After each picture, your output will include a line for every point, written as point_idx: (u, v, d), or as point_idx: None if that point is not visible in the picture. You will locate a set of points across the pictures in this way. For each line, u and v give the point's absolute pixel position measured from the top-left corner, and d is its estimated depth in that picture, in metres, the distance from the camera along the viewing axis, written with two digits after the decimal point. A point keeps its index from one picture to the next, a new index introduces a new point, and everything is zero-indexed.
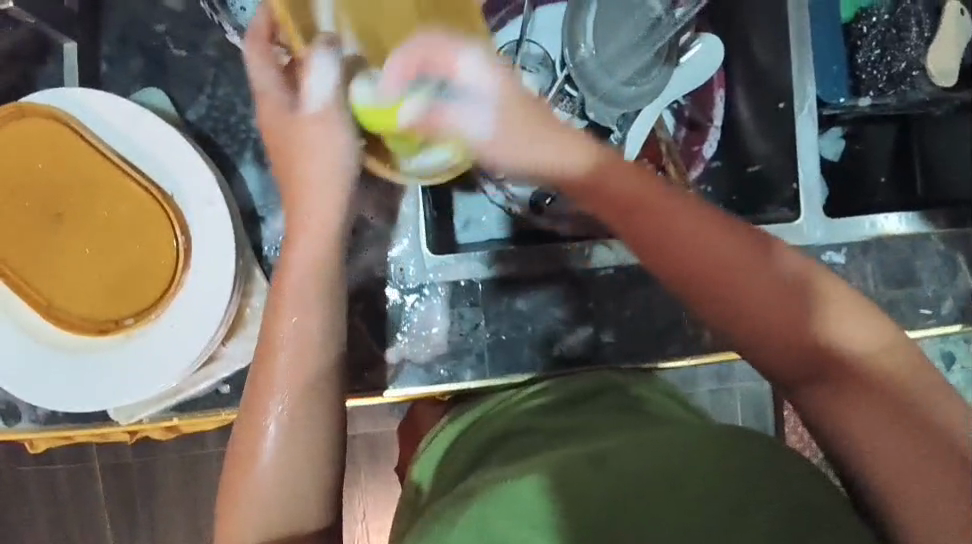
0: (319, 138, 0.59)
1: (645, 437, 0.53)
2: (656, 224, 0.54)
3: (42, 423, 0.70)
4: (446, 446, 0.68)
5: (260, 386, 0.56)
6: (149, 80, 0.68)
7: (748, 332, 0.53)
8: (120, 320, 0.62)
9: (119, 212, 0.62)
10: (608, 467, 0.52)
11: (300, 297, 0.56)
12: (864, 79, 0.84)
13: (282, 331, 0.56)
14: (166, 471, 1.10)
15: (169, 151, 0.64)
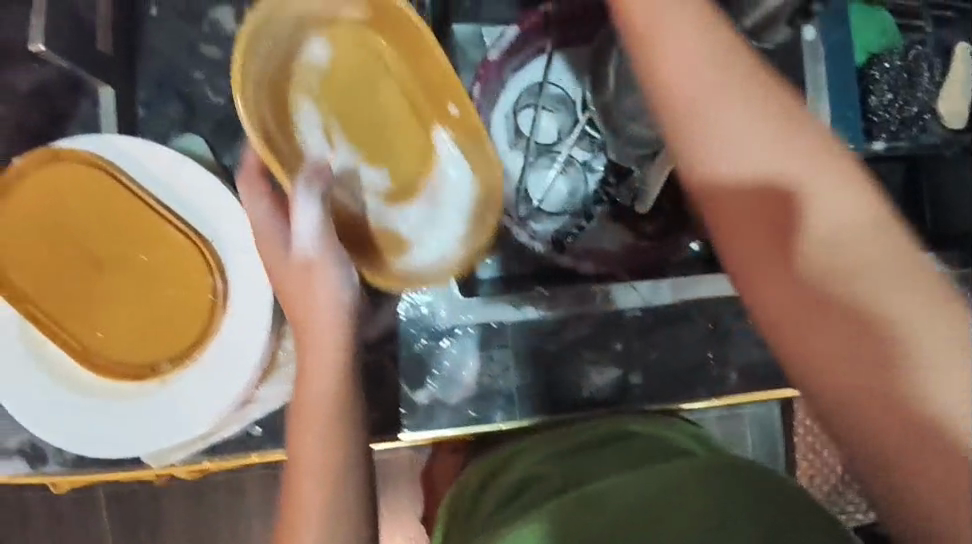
0: (315, 282, 0.55)
1: (647, 474, 0.57)
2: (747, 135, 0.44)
3: (71, 467, 0.70)
4: (473, 493, 0.68)
5: (294, 484, 0.52)
6: (188, 124, 0.68)
7: (831, 355, 0.40)
8: (157, 366, 0.62)
9: (156, 259, 0.63)
10: (597, 508, 0.55)
11: (318, 419, 0.53)
12: (877, 122, 0.87)
13: (306, 447, 0.52)
14: (173, 507, 1.08)
15: (205, 198, 0.64)
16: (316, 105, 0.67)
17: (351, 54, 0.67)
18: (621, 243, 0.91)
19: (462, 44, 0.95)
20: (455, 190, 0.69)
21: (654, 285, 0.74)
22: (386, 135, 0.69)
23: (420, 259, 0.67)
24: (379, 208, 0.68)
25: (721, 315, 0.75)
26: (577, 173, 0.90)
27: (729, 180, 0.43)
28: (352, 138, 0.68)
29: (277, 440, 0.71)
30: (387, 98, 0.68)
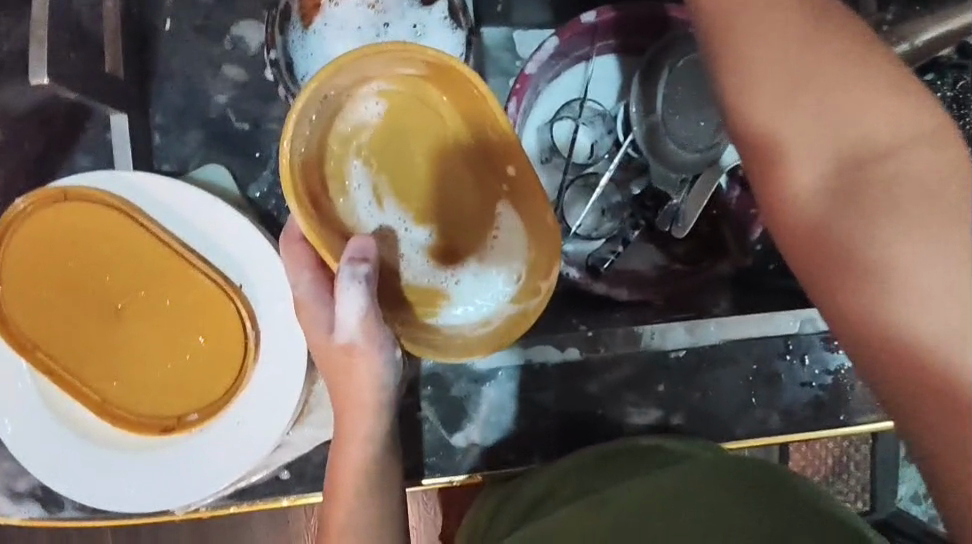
0: (359, 363, 0.56)
1: (663, 483, 0.64)
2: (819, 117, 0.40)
3: (87, 511, 0.66)
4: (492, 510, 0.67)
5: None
6: (211, 156, 0.66)
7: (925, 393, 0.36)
8: (184, 417, 0.59)
9: (184, 303, 0.59)
10: (608, 508, 0.63)
11: (359, 482, 0.59)
12: None
13: (344, 519, 0.58)
14: (174, 530, 1.04)
15: (232, 237, 0.60)
16: (366, 164, 0.65)
17: (406, 113, 0.64)
18: (652, 264, 0.88)
19: (489, 49, 0.88)
20: (502, 250, 0.64)
21: (698, 326, 0.72)
22: (434, 193, 0.66)
23: (450, 320, 0.63)
24: (424, 269, 0.65)
25: (765, 356, 0.73)
26: (615, 193, 0.86)
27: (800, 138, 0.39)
28: (399, 197, 0.66)
29: (308, 485, 0.67)
30: (439, 155, 0.65)
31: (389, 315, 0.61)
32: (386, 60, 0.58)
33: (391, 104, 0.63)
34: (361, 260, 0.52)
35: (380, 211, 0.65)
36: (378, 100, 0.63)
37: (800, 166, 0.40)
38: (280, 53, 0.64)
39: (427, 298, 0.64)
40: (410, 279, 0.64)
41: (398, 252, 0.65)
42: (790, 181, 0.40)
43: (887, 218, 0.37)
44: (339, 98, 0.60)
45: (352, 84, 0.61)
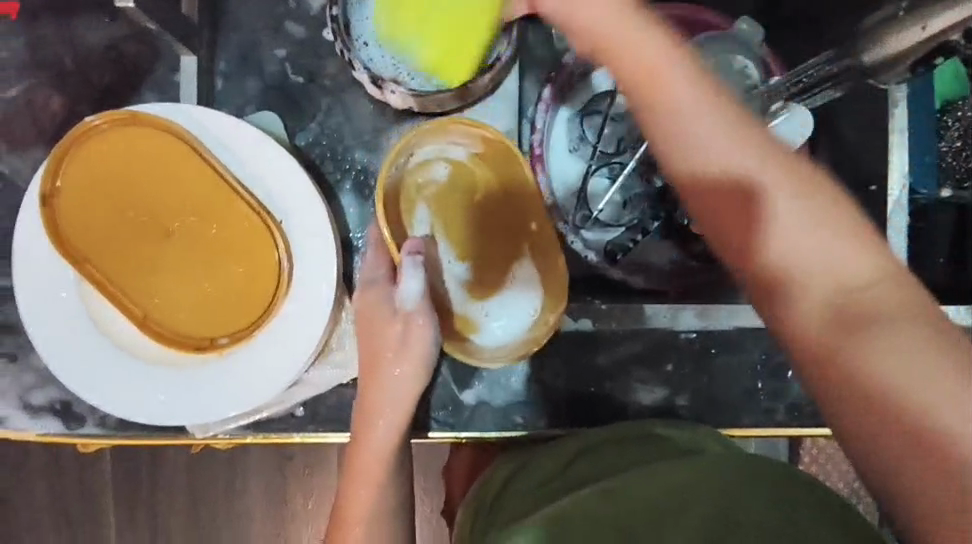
0: (410, 337, 0.58)
1: (681, 483, 0.59)
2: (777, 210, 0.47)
3: (109, 430, 0.68)
4: (502, 481, 0.69)
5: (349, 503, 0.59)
6: (265, 104, 0.70)
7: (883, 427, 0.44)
8: (215, 338, 0.62)
9: (227, 230, 0.62)
10: (616, 501, 0.59)
11: (378, 458, 0.58)
12: (945, 167, 0.85)
13: (362, 492, 0.58)
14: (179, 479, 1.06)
15: (279, 176, 0.64)
16: (429, 212, 0.69)
17: (467, 178, 0.70)
18: (668, 259, 0.90)
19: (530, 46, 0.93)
20: (521, 293, 0.69)
21: (711, 311, 0.74)
22: (482, 244, 0.70)
23: (486, 345, 0.69)
24: (460, 300, 0.69)
25: (775, 347, 0.75)
26: (636, 185, 0.89)
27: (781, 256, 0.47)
28: (449, 242, 0.69)
29: (321, 423, 0.69)
30: (484, 211, 0.70)
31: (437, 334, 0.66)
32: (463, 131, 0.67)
33: (455, 170, 0.70)
34: (416, 253, 0.57)
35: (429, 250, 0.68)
36: (447, 164, 0.69)
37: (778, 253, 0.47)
38: (341, 11, 0.68)
39: (461, 325, 0.69)
40: (450, 307, 0.68)
41: (441, 282, 0.68)
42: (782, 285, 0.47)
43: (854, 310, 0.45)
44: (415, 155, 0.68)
45: (428, 146, 0.68)
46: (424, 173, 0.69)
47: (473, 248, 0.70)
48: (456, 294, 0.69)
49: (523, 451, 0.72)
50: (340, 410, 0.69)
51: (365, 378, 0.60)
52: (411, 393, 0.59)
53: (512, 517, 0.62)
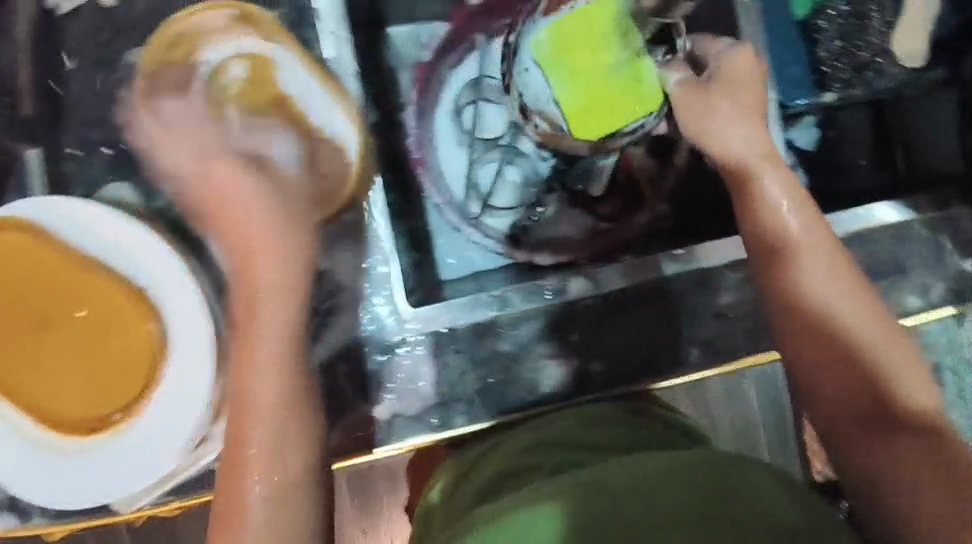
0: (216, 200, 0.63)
1: (660, 469, 0.54)
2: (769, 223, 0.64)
3: (53, 518, 0.70)
4: (458, 472, 0.70)
5: (242, 489, 0.58)
6: (116, 173, 0.71)
7: (835, 377, 0.60)
8: (109, 416, 0.65)
9: (96, 310, 0.65)
10: (603, 487, 0.54)
11: (301, 456, 0.61)
12: (828, 72, 0.84)
13: (253, 488, 0.58)
14: None
15: (132, 245, 0.65)
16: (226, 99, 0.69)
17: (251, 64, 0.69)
18: (579, 227, 0.88)
19: (396, 48, 0.86)
20: (337, 148, 0.70)
21: (601, 274, 0.75)
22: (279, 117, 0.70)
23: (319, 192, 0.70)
24: None
25: (678, 292, 0.75)
26: (527, 163, 0.88)
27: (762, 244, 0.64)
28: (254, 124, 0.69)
29: None
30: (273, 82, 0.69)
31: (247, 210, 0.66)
32: (227, 16, 0.69)
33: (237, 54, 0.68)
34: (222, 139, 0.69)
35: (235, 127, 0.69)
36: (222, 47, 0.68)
37: (752, 237, 0.65)
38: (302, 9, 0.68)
39: None
40: None
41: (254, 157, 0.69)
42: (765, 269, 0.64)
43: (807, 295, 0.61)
44: (205, 62, 0.68)
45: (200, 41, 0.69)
46: (207, 58, 0.68)
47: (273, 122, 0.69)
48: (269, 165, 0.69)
49: (483, 439, 0.73)
50: None
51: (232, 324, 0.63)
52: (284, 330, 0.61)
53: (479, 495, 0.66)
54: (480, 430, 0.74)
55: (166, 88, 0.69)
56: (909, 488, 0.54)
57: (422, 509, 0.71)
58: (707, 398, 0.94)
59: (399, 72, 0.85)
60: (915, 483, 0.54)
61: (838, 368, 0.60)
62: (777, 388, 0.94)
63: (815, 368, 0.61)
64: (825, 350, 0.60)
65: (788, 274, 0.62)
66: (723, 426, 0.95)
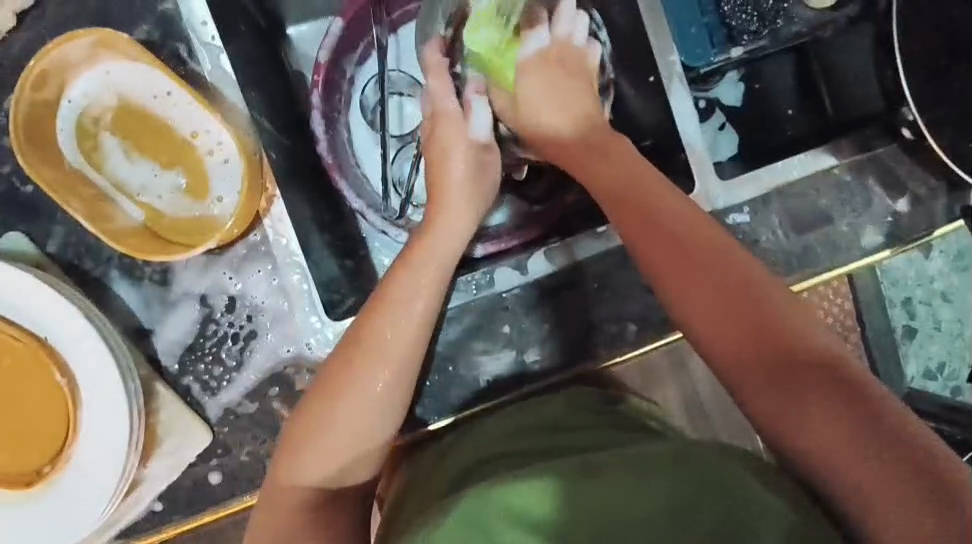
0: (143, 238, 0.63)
1: (643, 452, 0.54)
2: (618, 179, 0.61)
3: None
4: (439, 454, 0.70)
5: (283, 482, 0.59)
6: (9, 224, 0.68)
7: (722, 335, 0.53)
8: (40, 469, 0.65)
9: (8, 364, 0.64)
10: (596, 476, 0.52)
11: (335, 449, 0.59)
12: (735, 26, 0.82)
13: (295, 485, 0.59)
14: None
15: (24, 295, 0.63)
16: (117, 139, 0.70)
17: (135, 102, 0.69)
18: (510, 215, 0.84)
19: (300, 50, 0.80)
20: (229, 167, 0.70)
21: (528, 262, 0.74)
22: (171, 150, 0.70)
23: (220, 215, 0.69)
24: (182, 205, 0.70)
25: (605, 271, 0.74)
26: None
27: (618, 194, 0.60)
28: (149, 159, 0.70)
29: (185, 510, 0.69)
30: (161, 116, 0.70)
31: (141, 246, 0.65)
32: (87, 45, 0.65)
33: (119, 94, 0.69)
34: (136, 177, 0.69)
35: (131, 165, 0.69)
36: (105, 89, 0.69)
37: (604, 188, 0.62)
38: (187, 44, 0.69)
39: (181, 227, 0.69)
40: (171, 216, 0.69)
41: (155, 195, 0.69)
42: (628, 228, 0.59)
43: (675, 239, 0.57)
44: (73, 99, 0.69)
45: (79, 85, 0.69)
46: (92, 101, 0.69)
47: (166, 157, 0.70)
48: (169, 199, 0.70)
49: (465, 426, 0.73)
50: (198, 489, 0.69)
51: (377, 307, 0.61)
52: (409, 345, 0.60)
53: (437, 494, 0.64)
54: (430, 432, 0.74)
55: (37, 128, 0.66)
56: (846, 464, 0.47)
57: (392, 499, 0.71)
58: (690, 363, 0.98)
59: (298, 69, 0.79)
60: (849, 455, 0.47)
61: (733, 323, 0.53)
62: None
63: (726, 350, 0.53)
64: (730, 330, 0.53)
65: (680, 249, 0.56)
66: (706, 387, 0.99)
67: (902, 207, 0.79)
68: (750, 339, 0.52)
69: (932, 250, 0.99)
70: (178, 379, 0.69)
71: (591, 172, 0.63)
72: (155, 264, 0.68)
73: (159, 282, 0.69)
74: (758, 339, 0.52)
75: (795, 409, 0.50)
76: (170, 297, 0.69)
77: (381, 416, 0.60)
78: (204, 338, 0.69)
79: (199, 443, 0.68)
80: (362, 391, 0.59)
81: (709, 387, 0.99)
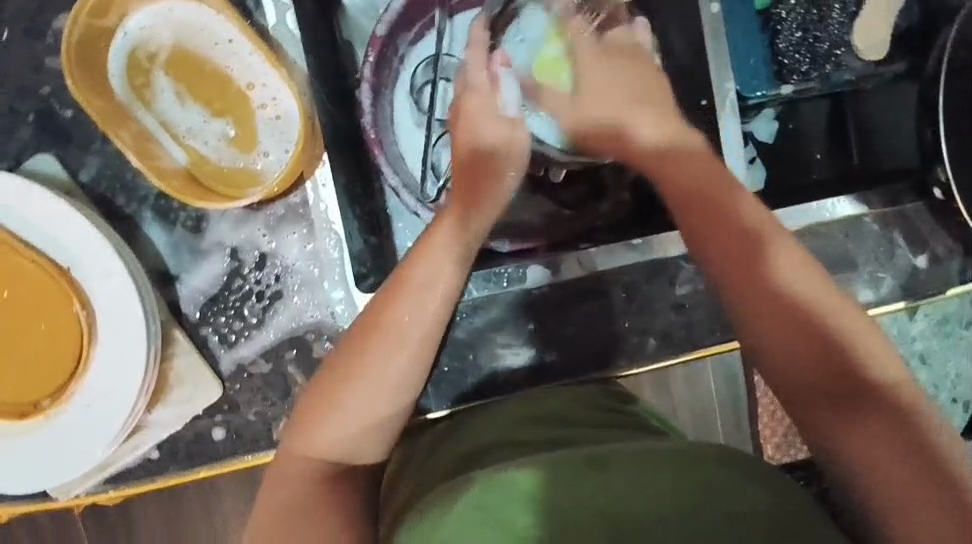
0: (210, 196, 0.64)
1: (647, 451, 0.53)
2: (689, 169, 0.62)
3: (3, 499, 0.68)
4: (440, 437, 0.69)
5: (296, 447, 0.57)
6: (39, 147, 0.66)
7: (785, 340, 0.55)
8: (38, 402, 0.62)
9: (21, 289, 0.62)
10: (610, 469, 0.52)
11: (352, 417, 0.56)
12: (787, 64, 0.84)
13: (305, 455, 0.56)
14: None
15: (53, 219, 0.61)
16: (170, 77, 0.68)
17: (194, 44, 0.68)
18: (540, 214, 0.82)
19: (354, 20, 0.77)
20: (282, 123, 0.69)
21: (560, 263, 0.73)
22: (225, 97, 0.69)
23: (268, 171, 0.69)
24: (228, 155, 0.69)
25: (633, 283, 0.75)
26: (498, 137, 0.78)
27: (682, 180, 0.61)
28: (201, 103, 0.69)
29: (182, 462, 0.67)
30: (218, 61, 0.69)
31: (184, 189, 0.64)
32: None
33: (179, 32, 0.68)
34: (185, 120, 0.68)
35: (182, 107, 0.68)
36: (165, 25, 0.68)
37: (668, 169, 0.63)
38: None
39: (226, 179, 0.68)
40: (217, 165, 0.68)
41: (204, 141, 0.68)
42: (699, 214, 0.60)
43: (744, 233, 0.58)
44: (129, 31, 0.68)
45: (140, 19, 0.68)
46: (148, 35, 0.68)
47: (220, 103, 0.69)
48: (218, 148, 0.69)
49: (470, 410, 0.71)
50: (200, 444, 0.67)
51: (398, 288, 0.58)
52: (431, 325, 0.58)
53: (440, 473, 0.63)
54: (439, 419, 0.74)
55: (91, 55, 0.65)
56: (890, 478, 0.49)
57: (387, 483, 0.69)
58: (672, 385, 1.02)
59: (350, 35, 0.77)
60: (893, 468, 0.49)
61: (801, 333, 0.54)
62: (735, 379, 1.02)
63: (794, 356, 0.54)
64: (796, 333, 0.54)
65: (754, 258, 0.57)
66: (685, 412, 1.02)
67: (921, 263, 0.82)
68: (819, 347, 0.54)
69: (916, 313, 0.98)
70: (197, 329, 0.67)
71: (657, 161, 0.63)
72: (190, 211, 0.67)
73: (191, 228, 0.67)
74: (828, 357, 0.54)
75: (850, 420, 0.52)
76: (200, 245, 0.68)
77: (398, 392, 0.57)
78: (229, 291, 0.68)
79: (208, 396, 0.66)
80: (384, 371, 0.56)
81: (687, 412, 1.02)
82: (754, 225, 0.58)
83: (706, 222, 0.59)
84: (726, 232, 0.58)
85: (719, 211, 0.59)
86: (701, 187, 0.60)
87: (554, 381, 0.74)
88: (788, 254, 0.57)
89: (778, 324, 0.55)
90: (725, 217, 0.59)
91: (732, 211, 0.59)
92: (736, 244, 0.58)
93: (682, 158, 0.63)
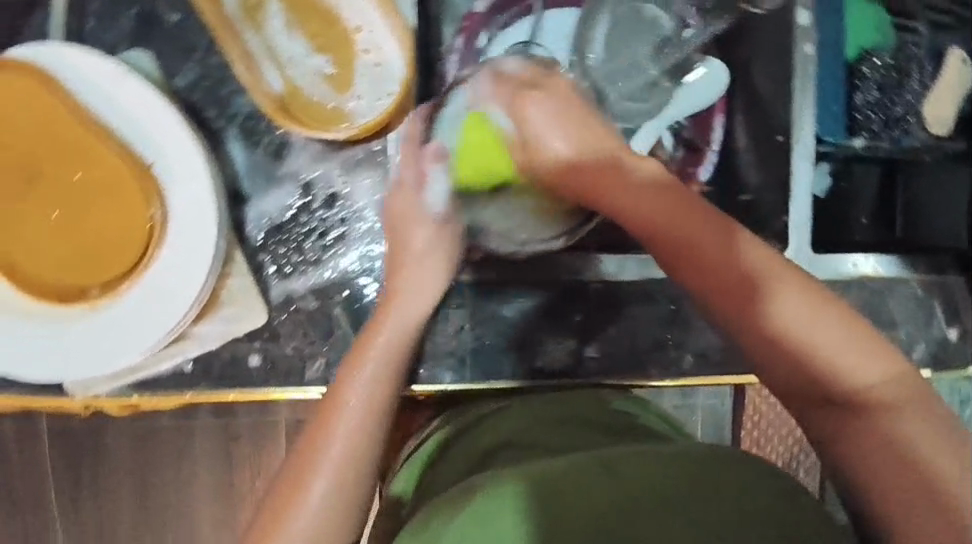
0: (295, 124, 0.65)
1: (671, 457, 0.53)
2: (652, 210, 0.56)
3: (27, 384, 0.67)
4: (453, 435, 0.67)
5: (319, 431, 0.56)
6: (139, 43, 0.67)
7: (794, 392, 0.53)
8: (85, 291, 0.61)
9: (89, 175, 0.60)
10: (618, 473, 0.52)
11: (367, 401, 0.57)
12: (860, 119, 0.86)
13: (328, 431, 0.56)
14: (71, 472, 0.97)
15: (145, 113, 0.61)
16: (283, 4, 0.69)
17: None
18: None
19: None
20: (381, 71, 0.70)
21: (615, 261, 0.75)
22: (331, 35, 0.70)
23: (358, 114, 0.69)
24: (321, 91, 0.70)
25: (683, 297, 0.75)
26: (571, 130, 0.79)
27: (654, 221, 0.56)
28: (307, 36, 0.70)
29: (213, 381, 0.67)
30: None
31: (278, 112, 0.65)
32: None
33: None
34: (289, 49, 0.69)
35: (288, 35, 0.69)
36: None
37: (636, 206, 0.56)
38: None
39: (316, 112, 0.69)
40: (310, 97, 0.69)
41: (303, 73, 0.69)
42: (687, 273, 0.55)
43: (730, 288, 0.53)
44: None
45: None
46: None
47: (324, 40, 0.70)
48: (313, 82, 0.69)
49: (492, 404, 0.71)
50: (234, 367, 0.67)
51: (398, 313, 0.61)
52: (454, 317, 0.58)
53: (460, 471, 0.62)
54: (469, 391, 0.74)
55: None
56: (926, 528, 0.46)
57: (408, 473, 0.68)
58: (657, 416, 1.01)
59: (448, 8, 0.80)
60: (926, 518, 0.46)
61: (809, 381, 0.51)
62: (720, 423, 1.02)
63: (808, 409, 0.52)
64: (803, 386, 0.52)
65: (743, 309, 0.52)
66: None
67: (952, 336, 0.84)
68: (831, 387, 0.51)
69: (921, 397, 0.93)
70: (255, 253, 0.68)
71: (625, 196, 0.57)
72: (274, 138, 0.68)
73: (272, 154, 0.68)
74: (835, 400, 0.51)
75: (892, 463, 0.48)
76: (277, 172, 0.68)
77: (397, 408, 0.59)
78: (294, 223, 0.68)
79: (254, 320, 0.66)
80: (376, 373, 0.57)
81: None
82: (737, 271, 0.53)
83: (694, 278, 0.55)
84: (715, 290, 0.54)
85: (697, 262, 0.54)
86: (673, 227, 0.55)
87: (589, 376, 0.74)
88: (780, 300, 0.52)
89: (787, 376, 0.52)
90: (708, 268, 0.54)
91: (710, 258, 0.54)
92: (727, 302, 0.53)
93: (643, 195, 0.57)
